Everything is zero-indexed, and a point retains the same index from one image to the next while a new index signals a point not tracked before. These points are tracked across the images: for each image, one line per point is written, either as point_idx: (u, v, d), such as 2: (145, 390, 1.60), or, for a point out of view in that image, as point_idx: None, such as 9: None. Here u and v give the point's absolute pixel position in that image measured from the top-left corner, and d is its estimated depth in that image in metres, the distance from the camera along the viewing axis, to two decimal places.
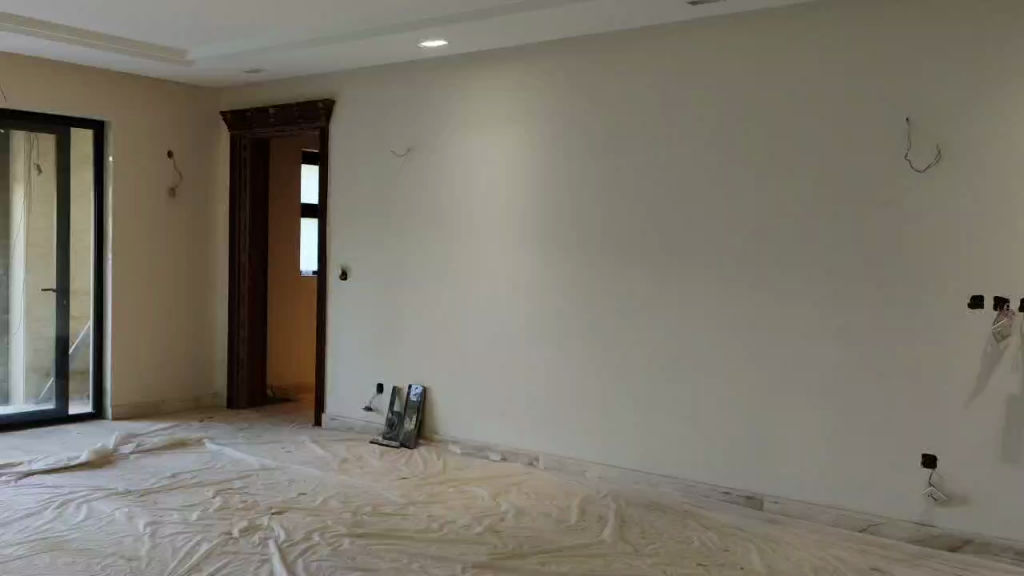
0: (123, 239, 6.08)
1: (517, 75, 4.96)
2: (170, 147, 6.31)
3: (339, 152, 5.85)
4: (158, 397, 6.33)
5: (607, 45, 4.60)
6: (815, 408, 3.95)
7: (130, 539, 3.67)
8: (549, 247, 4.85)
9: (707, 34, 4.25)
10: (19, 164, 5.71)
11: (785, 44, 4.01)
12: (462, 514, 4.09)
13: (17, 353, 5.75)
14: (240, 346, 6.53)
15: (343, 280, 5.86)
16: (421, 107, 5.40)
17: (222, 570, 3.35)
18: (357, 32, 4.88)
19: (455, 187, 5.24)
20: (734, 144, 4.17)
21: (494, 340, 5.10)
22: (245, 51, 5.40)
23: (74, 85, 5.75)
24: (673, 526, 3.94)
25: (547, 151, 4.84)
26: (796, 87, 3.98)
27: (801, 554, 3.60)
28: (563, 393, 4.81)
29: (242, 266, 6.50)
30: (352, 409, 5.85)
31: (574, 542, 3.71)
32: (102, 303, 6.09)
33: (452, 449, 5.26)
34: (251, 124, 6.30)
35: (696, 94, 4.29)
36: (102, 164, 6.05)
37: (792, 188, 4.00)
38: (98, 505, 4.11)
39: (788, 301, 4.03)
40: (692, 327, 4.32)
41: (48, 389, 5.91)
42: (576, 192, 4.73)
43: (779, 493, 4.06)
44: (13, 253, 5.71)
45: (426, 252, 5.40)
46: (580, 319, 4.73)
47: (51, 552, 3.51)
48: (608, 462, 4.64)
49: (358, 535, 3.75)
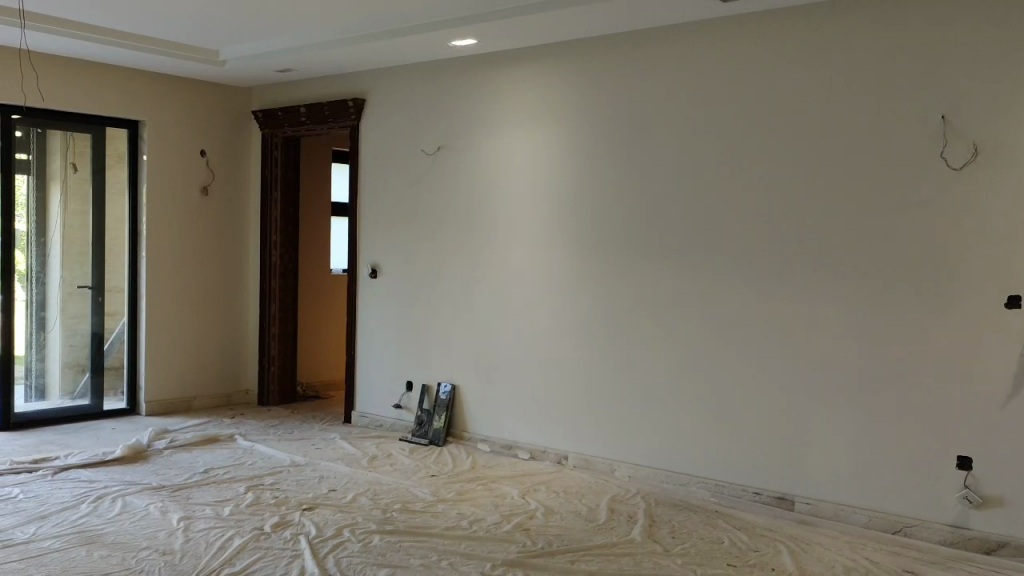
0: (156, 237, 6.15)
1: (545, 73, 4.96)
2: (202, 146, 6.38)
3: (369, 151, 5.88)
4: (191, 393, 6.41)
5: (636, 43, 4.58)
6: (846, 408, 3.91)
7: (163, 533, 3.72)
8: (579, 246, 4.84)
9: (733, 31, 4.23)
10: (54, 164, 5.75)
11: (816, 41, 3.96)
12: (491, 512, 4.09)
13: (52, 348, 5.81)
14: (271, 343, 6.59)
15: (372, 278, 5.89)
16: (450, 106, 5.41)
17: (254, 564, 3.38)
18: (385, 32, 4.90)
19: (484, 186, 5.25)
20: (763, 143, 4.14)
21: (524, 339, 5.10)
22: (275, 51, 5.46)
23: (108, 85, 5.84)
24: (703, 526, 3.91)
25: (577, 149, 4.83)
26: (825, 84, 3.94)
27: (832, 555, 3.56)
28: (593, 391, 4.80)
29: (273, 264, 6.55)
30: (381, 407, 5.87)
31: (603, 541, 3.70)
32: (136, 301, 6.18)
33: (481, 447, 5.27)
34: (281, 122, 6.35)
35: (723, 92, 4.27)
36: (136, 163, 6.14)
37: (823, 185, 3.96)
38: (132, 499, 4.16)
39: (819, 301, 3.98)
40: (721, 327, 4.30)
41: (83, 385, 5.99)
42: (606, 190, 4.72)
43: (810, 494, 4.02)
44: (50, 251, 5.75)
45: (456, 250, 5.41)
46: (610, 318, 4.72)
47: (87, 545, 3.56)
48: (638, 461, 4.62)
49: (387, 532, 3.77)
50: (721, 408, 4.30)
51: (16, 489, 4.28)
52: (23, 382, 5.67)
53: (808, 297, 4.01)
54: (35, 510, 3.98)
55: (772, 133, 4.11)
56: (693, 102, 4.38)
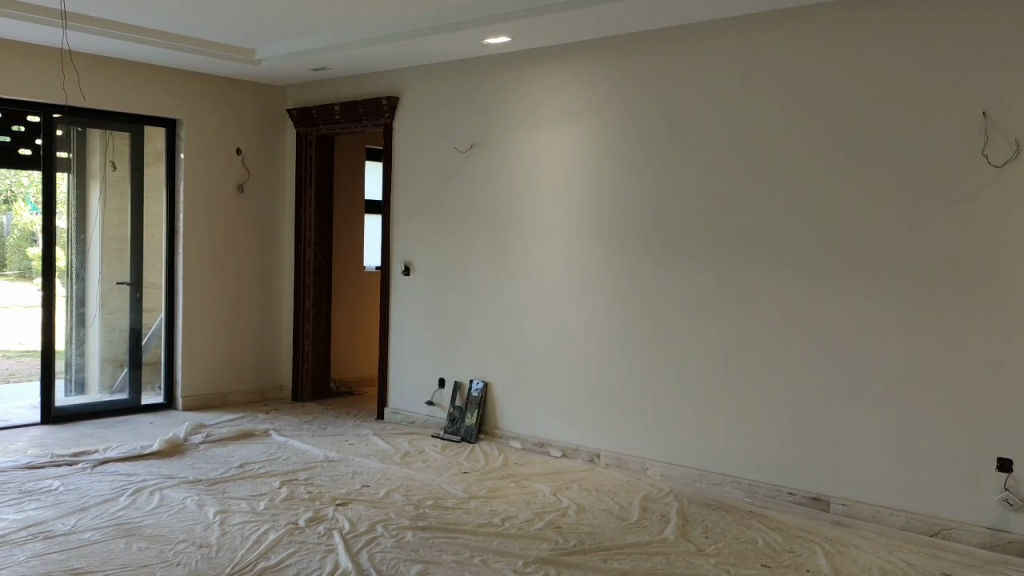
0: (193, 235, 6.23)
1: (578, 71, 4.95)
2: (238, 144, 6.45)
3: (402, 148, 5.90)
4: (226, 389, 6.48)
5: (671, 39, 4.55)
6: (883, 409, 3.86)
7: (200, 526, 3.77)
8: (612, 243, 4.82)
9: (770, 28, 4.18)
10: (94, 161, 5.84)
11: (854, 37, 3.90)
12: (523, 509, 4.10)
13: (92, 343, 5.91)
14: (305, 339, 6.66)
15: (405, 275, 5.91)
16: (484, 103, 5.41)
17: (289, 558, 3.41)
18: (420, 30, 4.91)
19: (517, 182, 5.25)
20: (800, 139, 4.09)
21: (556, 337, 5.10)
22: (311, 50, 5.50)
23: (146, 85, 5.92)
24: (737, 526, 3.89)
25: (610, 145, 4.82)
26: (864, 80, 3.88)
27: (867, 557, 3.53)
28: (626, 389, 4.78)
29: (307, 260, 6.61)
30: (413, 404, 5.90)
31: (635, 540, 3.68)
32: (173, 296, 6.26)
33: (513, 444, 5.28)
34: (316, 120, 6.40)
35: (760, 88, 4.23)
36: (174, 161, 6.22)
37: (861, 183, 3.90)
38: (170, 493, 4.23)
39: (856, 300, 3.93)
40: (756, 325, 4.26)
41: (121, 379, 6.09)
42: (639, 187, 4.70)
43: (846, 496, 3.97)
44: (90, 247, 5.85)
45: (488, 246, 5.42)
46: (643, 317, 4.70)
47: (126, 537, 3.62)
48: (670, 459, 4.60)
49: (420, 528, 3.79)
50: (756, 408, 4.27)
51: (57, 481, 4.36)
52: (64, 376, 5.76)
53: (846, 296, 3.96)
54: (75, 502, 4.05)
55: (809, 130, 4.06)
56: (729, 98, 4.34)
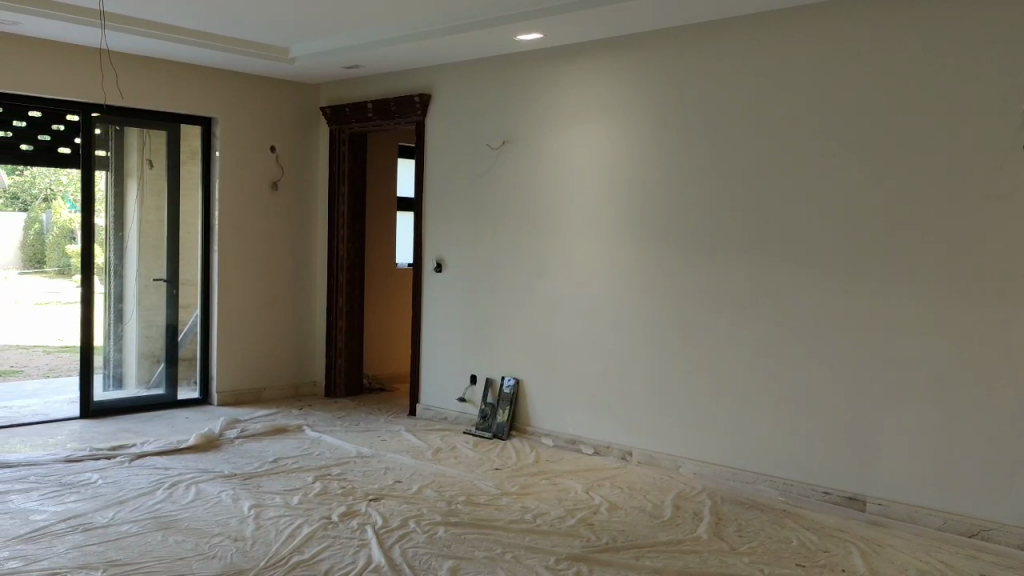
0: (228, 232, 6.30)
1: (612, 67, 4.93)
2: (272, 142, 6.50)
3: (434, 146, 5.92)
4: (260, 384, 6.54)
5: (705, 35, 4.52)
6: (919, 408, 3.80)
7: (235, 520, 3.81)
8: (644, 240, 4.80)
9: (808, 22, 4.13)
10: (132, 159, 5.92)
11: (891, 31, 3.85)
12: (555, 506, 4.10)
13: (129, 338, 5.99)
14: (338, 336, 6.70)
15: (437, 272, 5.93)
16: (517, 100, 5.41)
17: (322, 552, 3.44)
18: (453, 27, 4.92)
19: (550, 179, 5.24)
20: (838, 134, 4.04)
21: (589, 334, 5.08)
22: (344, 48, 5.53)
23: (183, 84, 5.99)
24: (771, 525, 3.85)
25: (644, 141, 4.79)
26: (901, 75, 3.83)
27: (904, 557, 3.48)
28: (659, 386, 4.76)
29: (341, 258, 6.66)
30: (446, 400, 5.91)
31: (668, 538, 3.66)
32: (208, 292, 6.34)
33: (544, 441, 5.28)
34: (349, 118, 6.44)
35: (796, 83, 4.18)
36: (209, 159, 6.30)
37: (900, 178, 3.84)
38: (206, 486, 4.28)
39: (892, 298, 3.88)
40: (791, 323, 4.22)
41: (158, 375, 6.17)
42: (673, 185, 4.67)
43: (883, 496, 3.92)
44: (127, 244, 5.93)
45: (521, 243, 5.42)
46: (676, 315, 4.67)
47: (164, 530, 3.67)
48: (704, 457, 4.57)
49: (453, 524, 3.80)
50: (792, 407, 4.22)
51: (96, 475, 4.43)
52: (102, 371, 5.86)
53: (884, 293, 3.90)
54: (113, 495, 4.12)
55: (847, 125, 4.01)
56: (766, 93, 4.30)
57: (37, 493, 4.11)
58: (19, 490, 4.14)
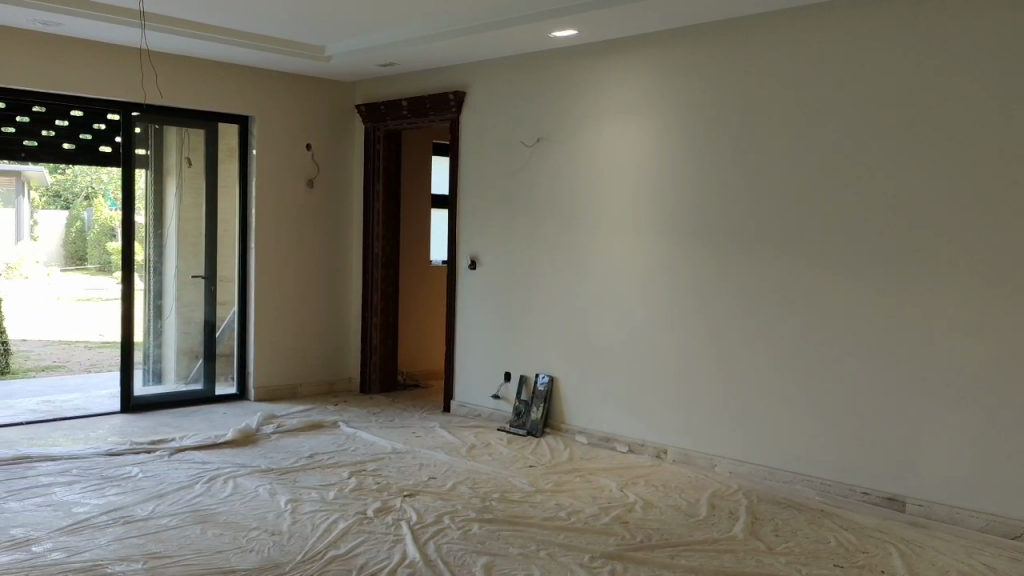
0: (265, 229, 6.36)
1: (647, 62, 4.89)
2: (308, 140, 6.56)
3: (468, 143, 5.93)
4: (295, 380, 6.60)
5: (742, 30, 4.47)
6: (959, 409, 3.73)
7: (271, 514, 3.85)
8: (679, 236, 4.77)
9: (845, 16, 4.07)
10: (171, 157, 6.00)
11: (930, 26, 3.78)
12: (590, 503, 4.08)
13: (169, 334, 6.08)
14: (373, 332, 6.75)
15: (471, 269, 5.95)
16: (550, 97, 5.40)
17: (358, 547, 3.46)
18: (488, 24, 4.92)
19: (584, 175, 5.23)
20: (874, 129, 3.98)
21: (624, 333, 5.06)
22: (378, 46, 5.55)
23: (221, 83, 6.06)
24: (809, 526, 3.81)
25: (679, 137, 4.76)
26: (940, 69, 3.76)
27: (945, 559, 3.43)
28: (694, 383, 4.73)
29: (376, 255, 6.70)
30: (480, 397, 5.92)
31: (703, 537, 3.64)
32: (246, 289, 6.41)
33: (579, 439, 5.26)
34: (384, 116, 6.47)
35: (833, 79, 4.12)
36: (246, 157, 6.36)
37: (940, 173, 3.77)
38: (244, 481, 4.33)
39: (931, 297, 3.81)
40: (828, 320, 4.17)
41: (196, 370, 6.25)
42: (708, 181, 4.63)
43: (923, 496, 3.86)
44: (167, 241, 6.01)
45: (555, 241, 5.41)
46: (712, 314, 4.63)
47: (201, 523, 3.72)
48: (740, 456, 4.53)
49: (487, 520, 3.80)
50: (829, 406, 4.17)
51: (136, 468, 4.51)
52: (142, 366, 5.94)
53: (924, 290, 3.83)
54: (153, 488, 4.18)
55: (885, 121, 3.94)
56: (803, 87, 4.24)
57: (80, 485, 4.19)
58: (61, 482, 4.22)
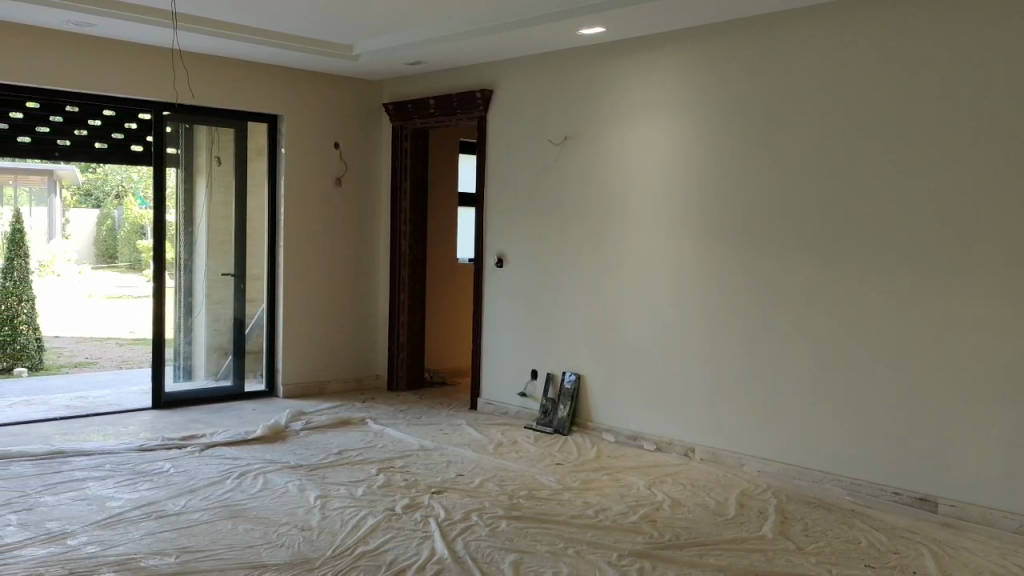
0: (294, 227, 6.41)
1: (676, 59, 4.87)
2: (336, 139, 6.60)
3: (496, 142, 5.94)
4: (324, 377, 6.65)
5: (772, 28, 4.44)
6: (992, 409, 3.69)
7: (301, 510, 3.88)
8: (708, 234, 4.75)
9: (876, 11, 4.02)
10: (202, 156, 6.06)
11: (963, 22, 3.73)
12: (618, 501, 4.08)
13: (199, 331, 6.13)
14: (401, 330, 6.77)
15: (498, 267, 5.96)
16: (578, 95, 5.40)
17: (387, 543, 3.49)
18: (517, 21, 4.92)
19: (611, 173, 5.22)
20: (906, 127, 3.93)
21: (653, 332, 5.04)
22: (405, 44, 5.58)
23: (250, 82, 6.11)
24: (838, 526, 3.78)
25: (707, 134, 4.74)
26: (973, 65, 3.71)
27: (980, 560, 3.39)
28: (725, 381, 4.70)
29: (403, 253, 6.73)
30: (507, 395, 5.93)
31: (733, 536, 3.63)
32: (274, 287, 6.46)
33: (606, 437, 5.26)
34: (411, 115, 6.49)
35: (865, 76, 4.08)
36: (275, 156, 6.41)
37: (972, 171, 3.72)
38: (274, 477, 4.37)
39: (964, 295, 3.76)
40: (858, 318, 4.13)
41: (226, 366, 6.31)
42: (737, 179, 4.61)
43: (955, 496, 3.81)
44: (197, 240, 6.07)
45: (583, 238, 5.41)
46: (742, 312, 4.61)
47: (233, 518, 3.76)
48: (769, 455, 4.51)
49: (515, 518, 3.81)
50: (860, 405, 4.13)
51: (168, 463, 4.56)
52: (173, 363, 5.99)
53: (956, 288, 3.79)
54: (185, 483, 4.23)
55: (917, 119, 3.90)
56: (834, 83, 4.20)
57: (113, 480, 4.25)
58: (95, 477, 4.28)
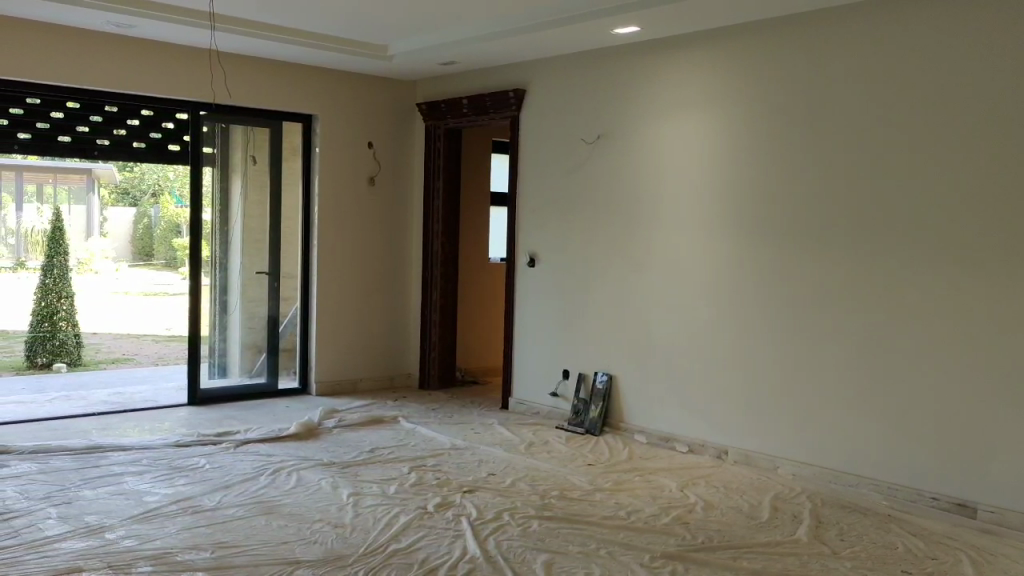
0: (328, 226, 6.46)
1: (711, 57, 4.84)
2: (370, 138, 6.63)
3: (529, 141, 5.94)
4: (356, 375, 6.70)
5: (808, 26, 4.39)
6: None
7: (334, 507, 3.91)
8: (743, 235, 4.71)
9: (915, 10, 3.96)
10: (237, 155, 6.13)
11: (1004, 20, 3.67)
12: (650, 503, 4.06)
13: (234, 328, 6.21)
14: (433, 329, 6.80)
15: (530, 267, 5.96)
16: (612, 94, 5.38)
17: (420, 541, 3.50)
18: (551, 20, 4.91)
19: (645, 173, 5.20)
20: (944, 127, 3.88)
21: (685, 332, 5.02)
22: (439, 44, 5.59)
23: (285, 82, 6.16)
24: (875, 531, 3.74)
25: (742, 134, 4.70)
26: (1014, 64, 3.64)
27: (1020, 568, 3.33)
28: (758, 383, 4.67)
29: (435, 253, 6.75)
30: (539, 394, 5.93)
31: (767, 539, 3.60)
32: (308, 285, 6.51)
33: (638, 438, 5.24)
34: (445, 115, 6.51)
35: (902, 75, 4.02)
36: (309, 155, 6.46)
37: (1012, 172, 3.66)
38: (307, 474, 4.41)
39: (1003, 299, 3.70)
40: (895, 321, 4.07)
41: (260, 364, 6.37)
42: (773, 178, 4.57)
43: (994, 502, 3.75)
44: (232, 238, 6.14)
45: (615, 238, 5.39)
46: (776, 314, 4.57)
47: (267, 514, 3.79)
48: (803, 458, 4.46)
49: (547, 518, 3.81)
50: (896, 408, 4.07)
51: (204, 459, 4.62)
52: (208, 360, 6.07)
53: (994, 290, 3.73)
54: (219, 479, 4.28)
55: (955, 119, 3.84)
56: (872, 81, 4.14)
57: (150, 475, 4.31)
58: (133, 472, 4.35)
